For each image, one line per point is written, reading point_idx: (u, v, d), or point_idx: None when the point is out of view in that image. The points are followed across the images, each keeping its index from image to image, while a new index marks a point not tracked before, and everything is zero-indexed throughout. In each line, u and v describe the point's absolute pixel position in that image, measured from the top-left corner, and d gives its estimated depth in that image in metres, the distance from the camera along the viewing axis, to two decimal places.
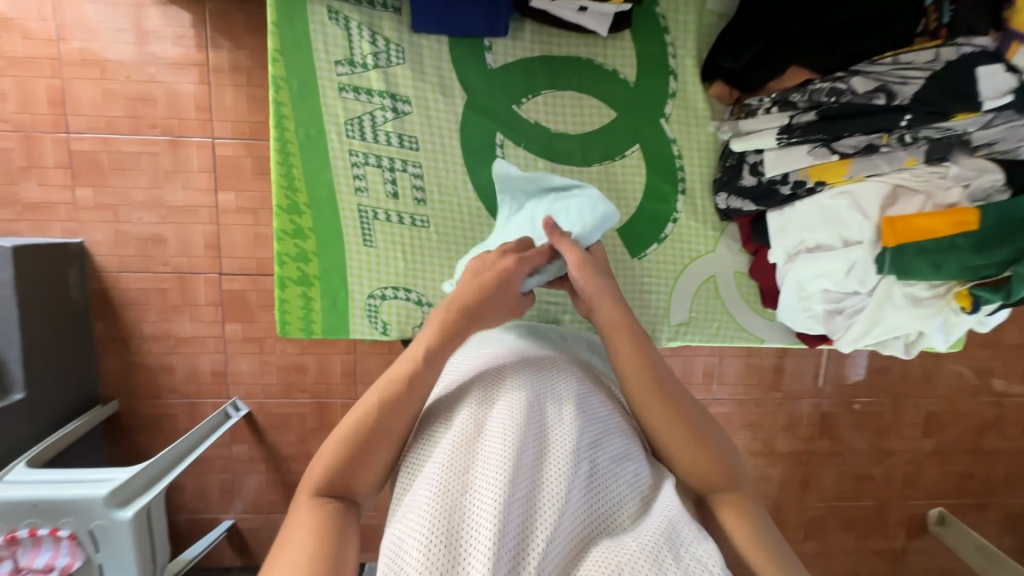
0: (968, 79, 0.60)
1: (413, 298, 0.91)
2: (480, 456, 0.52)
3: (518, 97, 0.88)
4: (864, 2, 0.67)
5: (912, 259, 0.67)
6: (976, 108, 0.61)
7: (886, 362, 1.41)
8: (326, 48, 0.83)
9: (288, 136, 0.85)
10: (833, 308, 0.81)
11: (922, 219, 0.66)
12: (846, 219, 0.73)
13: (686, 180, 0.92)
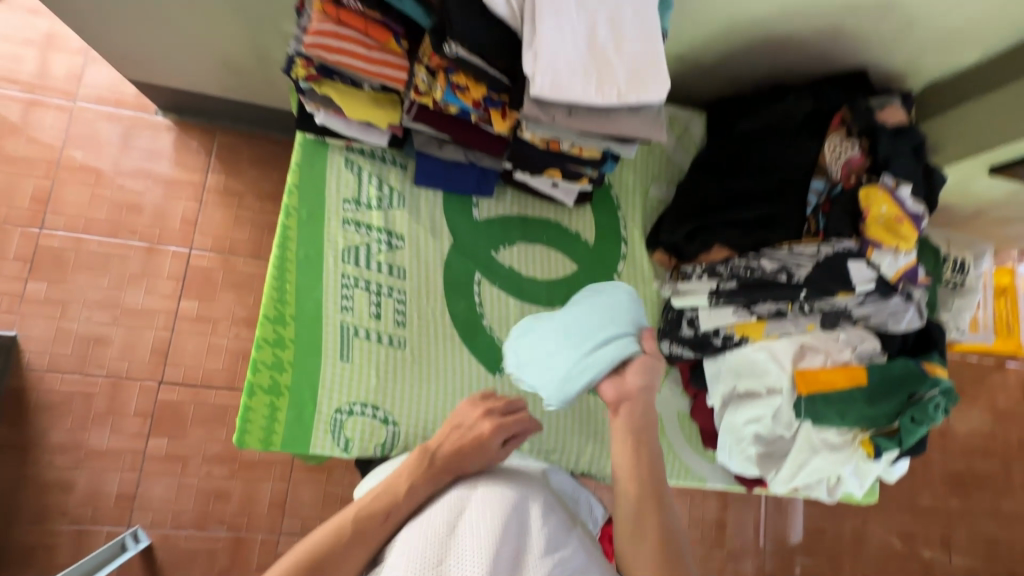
0: (842, 268, 0.81)
1: (379, 416, 0.93)
2: (453, 555, 0.60)
3: (497, 245, 1.03)
4: (765, 205, 0.88)
5: (822, 406, 0.82)
6: (852, 289, 0.81)
7: (818, 518, 1.49)
8: (338, 188, 0.97)
9: (288, 255, 0.94)
10: (765, 450, 0.89)
11: (825, 373, 0.82)
12: (767, 369, 0.87)
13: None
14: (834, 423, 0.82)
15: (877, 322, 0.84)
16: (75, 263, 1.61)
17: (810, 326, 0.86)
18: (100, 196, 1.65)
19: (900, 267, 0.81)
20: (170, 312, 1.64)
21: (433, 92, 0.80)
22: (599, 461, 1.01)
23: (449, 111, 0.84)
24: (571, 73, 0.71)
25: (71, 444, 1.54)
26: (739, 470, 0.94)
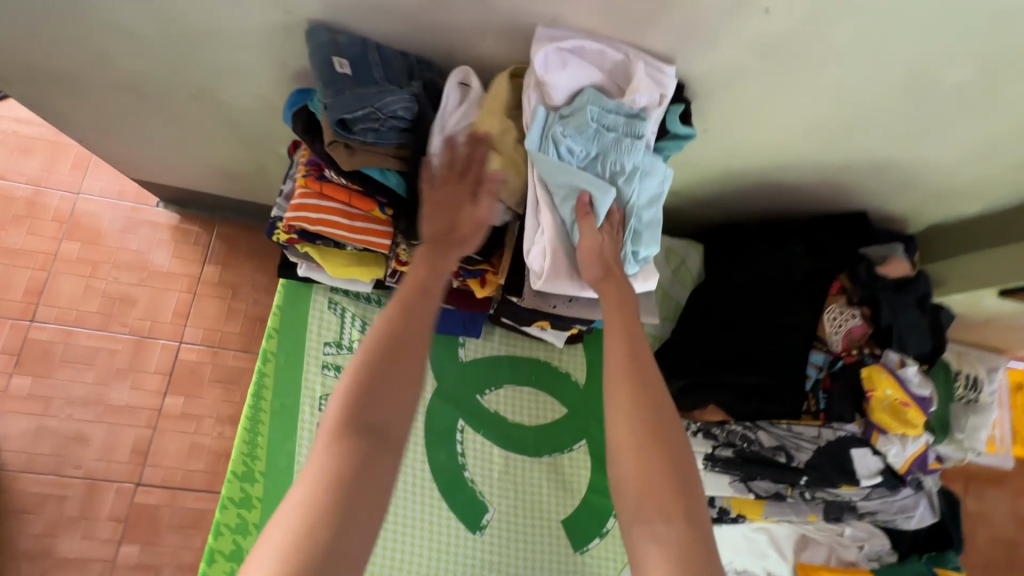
0: (846, 455, 0.76)
1: None
2: None
3: (482, 388, 0.99)
4: (765, 371, 0.82)
5: None
6: (856, 481, 0.75)
7: None
8: (319, 331, 0.95)
9: (262, 405, 0.90)
10: None
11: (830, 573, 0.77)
12: (769, 557, 0.81)
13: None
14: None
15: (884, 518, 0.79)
16: (62, 356, 1.59)
17: (812, 515, 0.80)
18: (94, 288, 1.65)
19: (907, 458, 0.76)
20: (154, 410, 1.60)
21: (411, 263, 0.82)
22: None
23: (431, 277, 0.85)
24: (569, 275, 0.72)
25: (37, 553, 1.47)
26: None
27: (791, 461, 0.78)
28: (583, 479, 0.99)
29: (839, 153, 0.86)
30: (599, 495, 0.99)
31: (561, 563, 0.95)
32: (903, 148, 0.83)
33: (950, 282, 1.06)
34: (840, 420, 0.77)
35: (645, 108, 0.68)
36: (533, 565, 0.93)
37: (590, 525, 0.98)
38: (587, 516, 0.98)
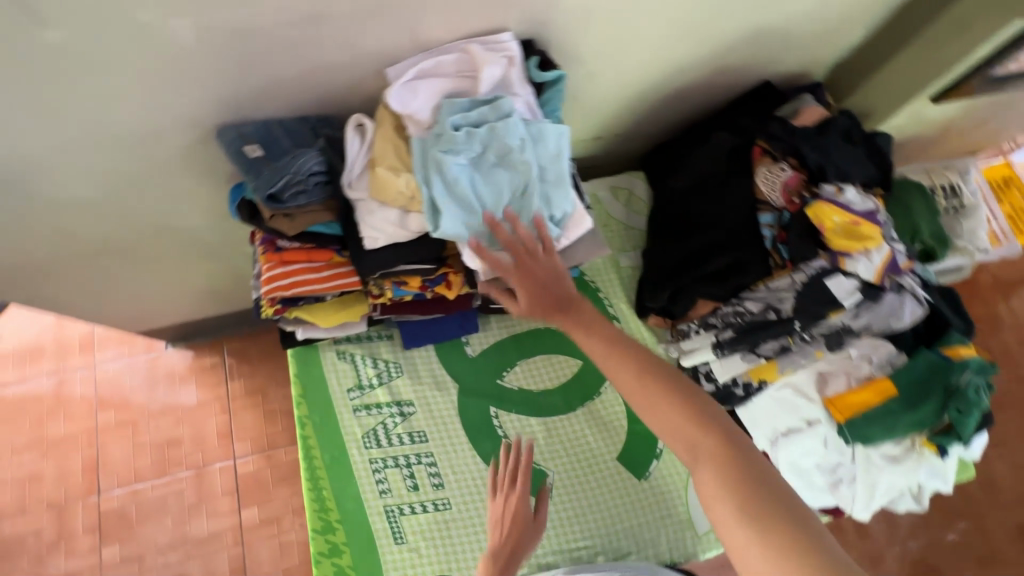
0: (823, 287, 0.81)
1: None
2: None
3: (499, 372, 1.06)
4: (729, 250, 0.89)
5: (866, 426, 0.80)
6: (841, 306, 0.81)
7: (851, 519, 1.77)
8: (339, 381, 1.03)
9: (315, 463, 0.98)
10: (834, 480, 0.87)
11: (852, 394, 0.81)
12: (800, 405, 0.86)
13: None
14: (885, 439, 0.81)
15: (881, 326, 0.82)
16: (138, 515, 1.68)
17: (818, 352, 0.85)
18: (140, 443, 1.74)
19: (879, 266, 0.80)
20: (235, 527, 1.68)
21: (384, 292, 0.88)
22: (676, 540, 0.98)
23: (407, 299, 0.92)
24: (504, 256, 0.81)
25: None
26: (820, 504, 0.93)
27: (777, 312, 0.86)
28: (622, 414, 1.05)
29: (713, 37, 0.94)
30: (641, 422, 1.05)
31: (630, 494, 1.01)
32: (764, 10, 0.90)
33: (871, 105, 1.12)
34: (805, 260, 0.83)
35: (502, 76, 0.79)
36: (605, 507, 1.00)
37: (644, 451, 1.03)
38: (639, 444, 1.04)
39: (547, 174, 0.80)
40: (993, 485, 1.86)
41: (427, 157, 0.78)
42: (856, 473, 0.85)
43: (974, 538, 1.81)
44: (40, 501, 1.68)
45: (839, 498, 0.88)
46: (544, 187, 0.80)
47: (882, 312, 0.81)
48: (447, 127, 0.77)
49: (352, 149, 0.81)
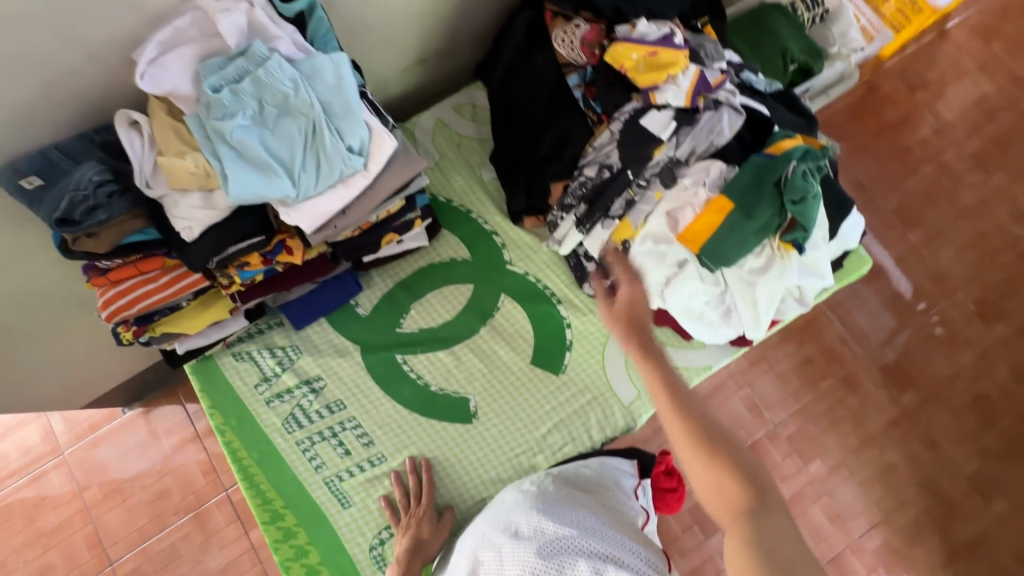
0: (640, 129, 0.84)
1: None
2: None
3: (396, 321, 1.07)
4: (554, 125, 0.93)
5: (720, 248, 0.80)
6: (660, 140, 0.83)
7: (811, 352, 1.85)
8: (243, 380, 1.03)
9: (245, 462, 0.99)
10: (722, 310, 0.89)
11: (699, 222, 0.81)
12: (664, 252, 0.86)
13: (557, 291, 1.07)
14: (743, 254, 0.81)
15: (705, 146, 0.85)
16: (154, 570, 1.72)
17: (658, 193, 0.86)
18: (133, 505, 1.77)
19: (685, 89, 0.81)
20: (248, 549, 1.73)
21: (233, 280, 0.88)
22: (606, 416, 1.01)
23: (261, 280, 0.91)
24: (323, 201, 0.80)
25: None
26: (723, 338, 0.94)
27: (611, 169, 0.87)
28: (524, 320, 1.06)
29: None
30: (545, 321, 1.06)
31: (555, 388, 1.03)
32: None
33: None
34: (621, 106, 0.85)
35: (250, 21, 0.76)
36: (535, 410, 1.02)
37: (555, 346, 1.05)
38: (548, 341, 1.05)
39: (334, 105, 0.78)
40: (941, 275, 1.91)
41: (206, 128, 0.74)
42: (735, 296, 0.87)
43: (934, 329, 1.87)
44: None
45: (732, 324, 0.90)
46: (337, 119, 0.78)
47: (701, 133, 0.84)
48: (207, 92, 0.73)
49: (133, 149, 0.76)
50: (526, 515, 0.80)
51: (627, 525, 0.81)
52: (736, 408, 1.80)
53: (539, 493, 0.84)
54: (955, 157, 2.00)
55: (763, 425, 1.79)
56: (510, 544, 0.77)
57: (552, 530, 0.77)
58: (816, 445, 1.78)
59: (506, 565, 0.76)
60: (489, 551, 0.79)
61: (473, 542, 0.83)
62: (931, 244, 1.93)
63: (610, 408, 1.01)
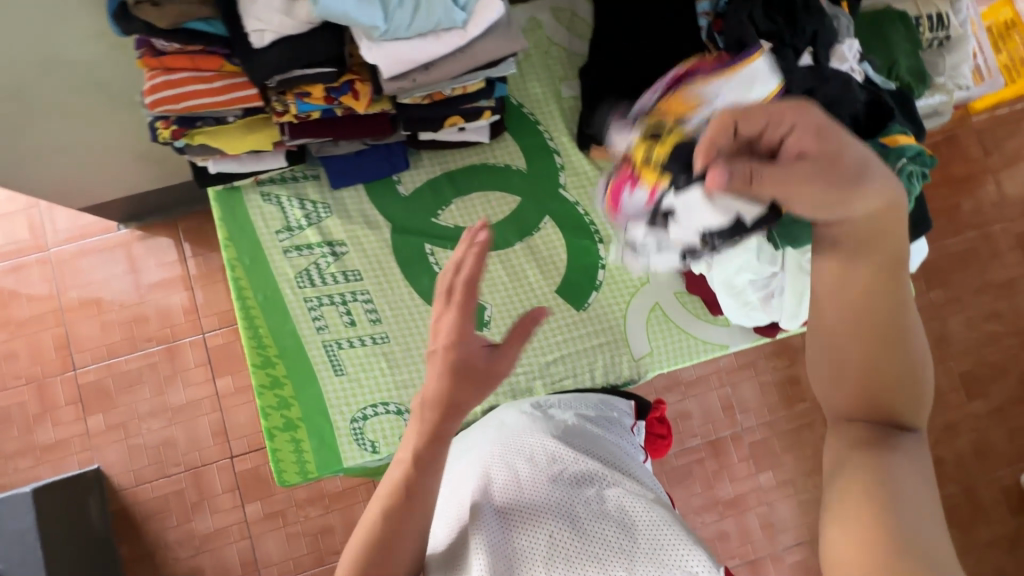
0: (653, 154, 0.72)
1: (393, 410, 0.97)
2: (527, 535, 0.68)
3: (434, 211, 1.02)
4: (659, 56, 0.91)
5: (793, 223, 0.83)
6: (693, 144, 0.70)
7: (796, 373, 1.88)
8: (265, 222, 0.99)
9: (249, 302, 0.97)
10: (766, 294, 0.92)
11: None
12: None
13: (602, 231, 1.05)
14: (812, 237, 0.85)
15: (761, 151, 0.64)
16: (115, 387, 1.73)
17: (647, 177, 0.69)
18: (108, 321, 1.76)
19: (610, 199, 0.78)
20: (212, 395, 1.74)
21: (288, 109, 0.83)
22: (612, 365, 1.01)
23: (317, 119, 0.86)
24: (408, 49, 0.74)
25: (185, 537, 1.67)
26: (750, 323, 0.97)
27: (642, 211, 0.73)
28: (562, 249, 1.03)
29: None
30: (582, 257, 1.03)
31: (571, 324, 1.01)
32: None
33: None
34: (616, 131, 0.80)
35: None
36: (546, 339, 1.01)
37: (584, 283, 1.03)
38: (580, 276, 1.03)
39: None
40: (945, 339, 1.92)
41: None
42: (786, 281, 0.91)
43: None
44: (18, 377, 1.72)
45: (767, 310, 0.93)
46: None
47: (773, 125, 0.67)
48: None
49: None
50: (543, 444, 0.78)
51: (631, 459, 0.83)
52: (712, 403, 1.84)
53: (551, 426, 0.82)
54: (1001, 231, 1.97)
55: (731, 425, 1.83)
56: (534, 480, 0.73)
57: (574, 461, 0.76)
58: (772, 458, 1.84)
59: (532, 497, 0.72)
60: (510, 490, 0.73)
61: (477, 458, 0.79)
62: (947, 308, 1.93)
63: (620, 357, 1.01)
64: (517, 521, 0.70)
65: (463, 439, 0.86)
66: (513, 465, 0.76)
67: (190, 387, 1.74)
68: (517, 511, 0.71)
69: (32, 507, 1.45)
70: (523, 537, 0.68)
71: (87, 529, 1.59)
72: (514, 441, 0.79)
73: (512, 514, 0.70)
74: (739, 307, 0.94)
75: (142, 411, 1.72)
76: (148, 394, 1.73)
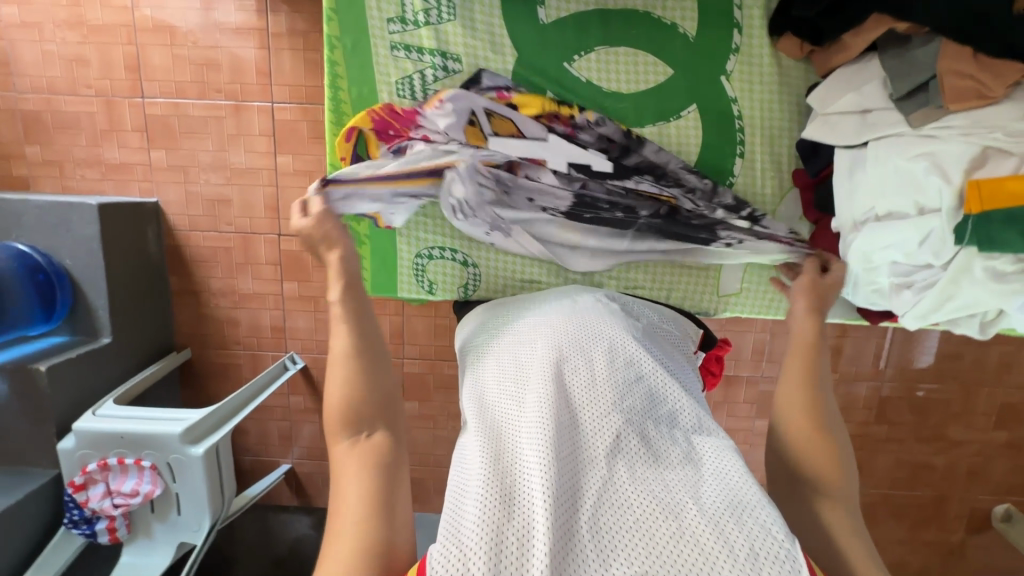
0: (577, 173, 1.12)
1: (459, 260, 1.25)
2: (589, 423, 0.79)
3: (570, 55, 1.10)
4: None
5: (998, 223, 0.80)
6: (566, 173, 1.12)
7: (842, 343, 1.82)
8: (379, 8, 1.09)
9: (343, 95, 1.14)
10: (902, 282, 0.98)
11: (1009, 183, 0.80)
12: (923, 187, 0.88)
13: (746, 144, 1.15)
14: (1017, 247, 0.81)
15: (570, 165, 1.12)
16: (180, 129, 1.70)
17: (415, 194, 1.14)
18: (179, 56, 1.66)
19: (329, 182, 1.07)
20: (270, 169, 1.72)
21: None
22: (701, 301, 1.26)
23: None
24: None
25: (227, 290, 1.80)
26: (869, 300, 1.06)
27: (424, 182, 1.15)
28: (693, 143, 1.15)
29: None
30: (709, 157, 1.16)
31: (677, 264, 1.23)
32: None
33: None
34: (489, 72, 1.11)
35: None
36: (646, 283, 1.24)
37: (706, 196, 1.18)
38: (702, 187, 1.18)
39: None
40: (1010, 367, 1.80)
41: None
42: (937, 278, 0.92)
43: (953, 399, 1.85)
44: (89, 87, 1.68)
45: (894, 300, 0.99)
46: None
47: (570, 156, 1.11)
48: None
49: None
50: (612, 372, 0.86)
51: (696, 391, 0.94)
52: (747, 343, 1.82)
53: (622, 357, 0.89)
54: None
55: (754, 369, 1.83)
56: (604, 381, 0.84)
57: (647, 380, 0.87)
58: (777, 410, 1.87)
59: (599, 392, 0.83)
60: (580, 382, 0.84)
61: (550, 368, 0.86)
62: None
63: (707, 297, 1.25)
64: (581, 412, 0.80)
65: (544, 320, 0.98)
66: (586, 364, 0.87)
67: (250, 151, 1.71)
68: (583, 403, 0.82)
69: (96, 218, 1.53)
70: (585, 427, 0.78)
71: (143, 253, 1.70)
72: (591, 346, 0.90)
73: (578, 406, 0.81)
74: (865, 284, 1.04)
75: (203, 161, 1.72)
76: (210, 145, 1.71)
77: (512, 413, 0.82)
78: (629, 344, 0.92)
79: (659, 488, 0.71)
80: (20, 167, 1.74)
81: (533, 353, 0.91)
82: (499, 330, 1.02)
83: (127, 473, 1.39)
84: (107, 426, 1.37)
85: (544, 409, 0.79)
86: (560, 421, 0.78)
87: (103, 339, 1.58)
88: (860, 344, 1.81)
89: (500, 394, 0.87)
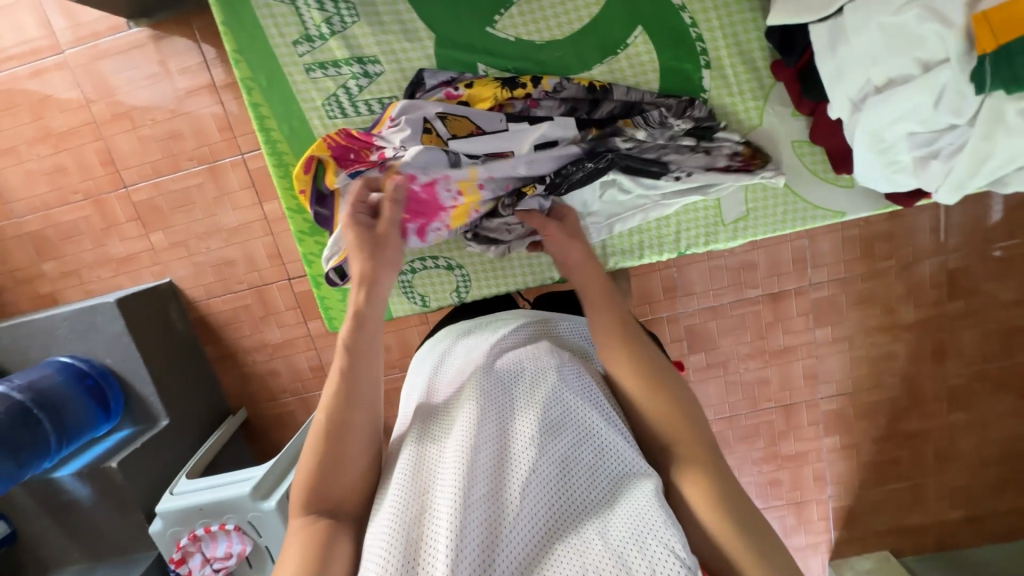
0: (540, 143, 1.06)
1: (445, 265, 1.23)
2: (505, 468, 0.70)
3: (491, 18, 1.04)
4: None
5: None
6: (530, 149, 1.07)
7: (891, 226, 1.65)
8: (282, 34, 1.06)
9: (276, 134, 1.12)
10: (926, 153, 0.87)
11: (1017, 6, 0.67)
12: (923, 40, 0.77)
13: (709, 49, 1.04)
14: None
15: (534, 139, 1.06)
16: (168, 207, 1.73)
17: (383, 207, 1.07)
18: (144, 137, 1.67)
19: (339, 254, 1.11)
20: (261, 219, 1.72)
21: None
22: (708, 236, 1.17)
23: None
24: None
25: (259, 344, 1.84)
26: (897, 182, 0.95)
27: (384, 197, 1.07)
28: (649, 68, 1.06)
29: None
30: (669, 77, 1.06)
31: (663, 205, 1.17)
32: None
33: None
34: (428, 70, 1.07)
35: None
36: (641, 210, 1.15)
37: None
38: None
39: None
40: None
41: None
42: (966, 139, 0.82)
43: None
44: (76, 193, 1.73)
45: (921, 175, 0.90)
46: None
47: (528, 133, 1.06)
48: None
49: None
50: (537, 403, 0.77)
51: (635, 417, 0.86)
52: (785, 255, 1.70)
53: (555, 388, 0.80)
54: None
55: (800, 279, 1.71)
56: (524, 413, 0.76)
57: (571, 406, 0.78)
58: (836, 314, 1.74)
59: (516, 428, 0.75)
60: (497, 421, 0.76)
61: (473, 408, 0.77)
62: None
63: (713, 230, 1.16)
64: (500, 455, 0.72)
65: (463, 358, 0.92)
66: (511, 400, 0.80)
67: (236, 207, 1.72)
68: (501, 444, 0.73)
69: (118, 313, 1.59)
70: (502, 472, 0.70)
71: (173, 332, 1.75)
72: (515, 378, 0.83)
73: (495, 446, 0.73)
74: (883, 167, 0.94)
75: (198, 228, 1.75)
76: (199, 213, 1.73)
77: (432, 461, 0.74)
78: (560, 370, 0.83)
79: (578, 539, 0.63)
80: (45, 286, 1.83)
81: (457, 395, 0.83)
82: (427, 368, 0.95)
83: (217, 539, 1.45)
84: (185, 502, 1.45)
85: (459, 457, 0.70)
86: (474, 462, 0.70)
87: (161, 422, 1.65)
88: (912, 221, 1.65)
89: (419, 431, 0.80)
